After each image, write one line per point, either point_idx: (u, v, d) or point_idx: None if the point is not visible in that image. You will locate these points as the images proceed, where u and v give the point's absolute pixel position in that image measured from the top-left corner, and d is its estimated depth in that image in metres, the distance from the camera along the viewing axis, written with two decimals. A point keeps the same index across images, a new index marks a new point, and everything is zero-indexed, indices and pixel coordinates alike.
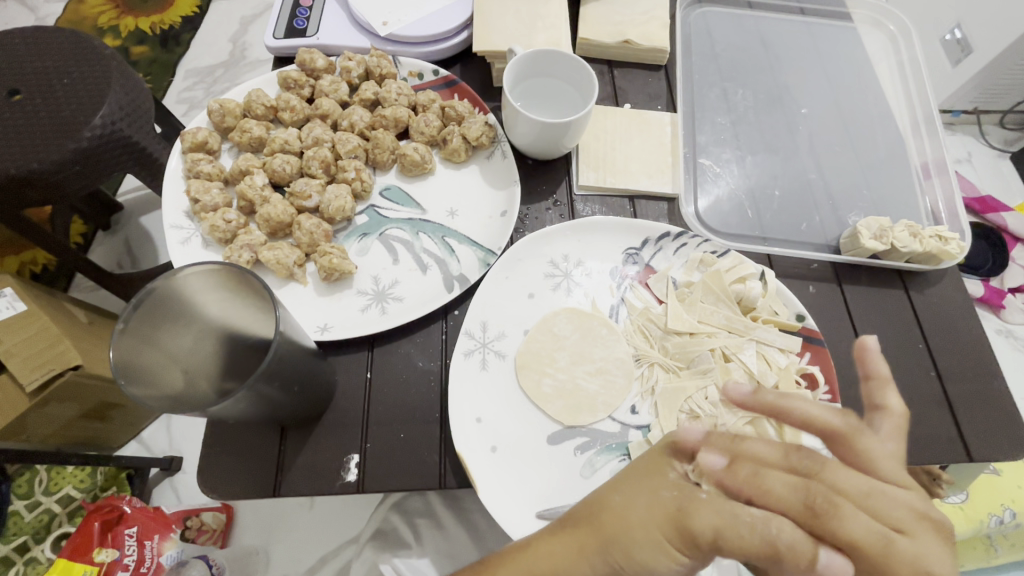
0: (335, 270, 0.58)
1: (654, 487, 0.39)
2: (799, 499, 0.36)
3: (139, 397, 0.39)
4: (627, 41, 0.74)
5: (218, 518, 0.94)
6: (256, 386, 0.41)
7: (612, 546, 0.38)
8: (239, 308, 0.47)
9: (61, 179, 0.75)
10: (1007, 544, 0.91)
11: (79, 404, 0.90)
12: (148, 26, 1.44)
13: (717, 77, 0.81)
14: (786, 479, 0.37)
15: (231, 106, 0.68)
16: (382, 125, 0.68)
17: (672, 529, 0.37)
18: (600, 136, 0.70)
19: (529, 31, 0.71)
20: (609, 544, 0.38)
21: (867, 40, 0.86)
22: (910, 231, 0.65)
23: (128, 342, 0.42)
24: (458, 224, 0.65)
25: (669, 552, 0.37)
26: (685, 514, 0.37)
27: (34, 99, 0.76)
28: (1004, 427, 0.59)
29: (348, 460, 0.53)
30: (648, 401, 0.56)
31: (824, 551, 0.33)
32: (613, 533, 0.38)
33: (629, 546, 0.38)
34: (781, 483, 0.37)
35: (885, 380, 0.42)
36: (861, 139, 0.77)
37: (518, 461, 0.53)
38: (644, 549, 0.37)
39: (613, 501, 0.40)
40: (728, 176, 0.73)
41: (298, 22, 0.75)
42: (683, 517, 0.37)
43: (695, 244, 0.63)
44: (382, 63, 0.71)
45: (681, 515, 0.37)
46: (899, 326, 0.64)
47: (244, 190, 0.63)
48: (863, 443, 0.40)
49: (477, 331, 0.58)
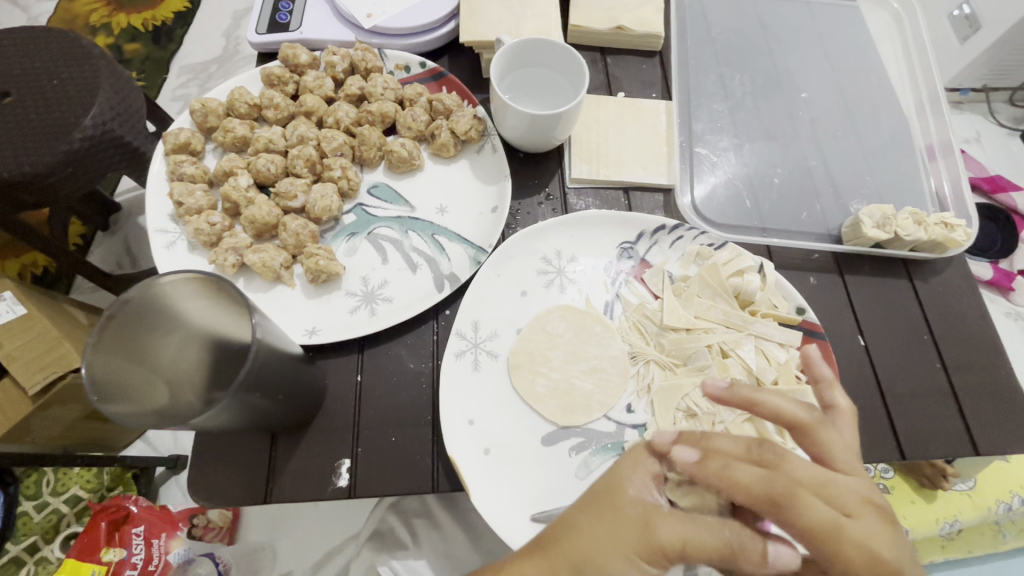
0: (322, 272, 0.57)
1: (616, 519, 0.38)
2: (761, 492, 0.36)
3: (117, 414, 0.38)
4: (619, 27, 0.72)
5: (225, 516, 0.92)
6: (238, 395, 0.39)
7: (584, 566, 0.38)
8: (221, 315, 0.45)
9: (53, 183, 0.74)
10: (1015, 529, 0.90)
11: (82, 407, 0.90)
12: (140, 22, 1.42)
13: (714, 62, 0.78)
14: (751, 471, 0.37)
15: (213, 105, 0.66)
16: (368, 121, 0.66)
17: (638, 538, 0.37)
18: (593, 126, 0.68)
19: (518, 20, 0.69)
20: (583, 563, 0.38)
21: (870, 19, 0.83)
22: (915, 218, 0.63)
23: (105, 358, 0.41)
24: (448, 221, 0.64)
25: (641, 566, 0.37)
26: (647, 521, 0.37)
27: (24, 101, 0.74)
28: (1012, 417, 0.58)
29: (339, 465, 0.52)
30: (644, 399, 0.55)
31: (772, 543, 0.35)
32: (583, 551, 0.38)
33: (599, 559, 0.38)
34: (747, 475, 0.37)
35: (832, 382, 0.46)
36: (864, 123, 0.75)
37: (511, 463, 0.52)
38: (613, 566, 0.37)
39: (581, 523, 0.39)
40: (725, 165, 0.71)
41: (281, 17, 0.73)
42: (651, 528, 0.37)
43: (691, 237, 0.61)
44: (367, 56, 0.69)
45: (647, 528, 0.37)
46: (902, 317, 0.62)
47: (228, 191, 0.61)
48: (823, 434, 0.40)
49: (468, 331, 0.56)
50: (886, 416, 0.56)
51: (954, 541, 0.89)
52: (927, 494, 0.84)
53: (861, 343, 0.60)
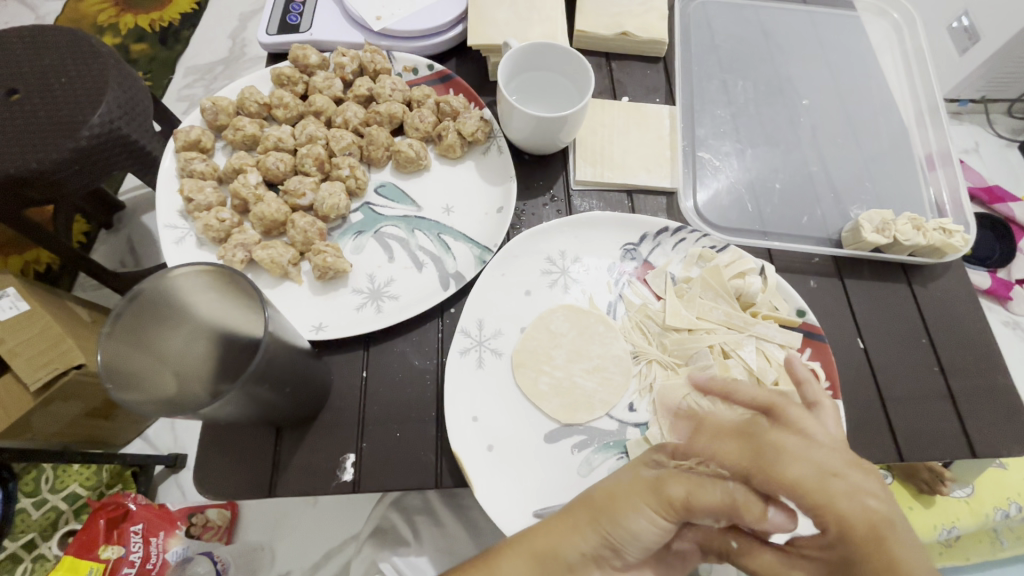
0: (330, 269, 0.58)
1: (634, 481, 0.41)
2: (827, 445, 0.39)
3: (130, 401, 0.39)
4: (624, 32, 0.73)
5: (223, 515, 0.93)
6: (248, 386, 0.40)
7: (602, 517, 0.40)
8: (231, 308, 0.46)
9: (60, 179, 0.75)
10: (1012, 536, 0.90)
11: (84, 403, 0.90)
12: (147, 23, 1.43)
13: (717, 69, 0.79)
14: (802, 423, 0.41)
15: (223, 104, 0.67)
16: (376, 122, 0.67)
17: (651, 493, 0.40)
18: (598, 129, 0.69)
19: (524, 25, 0.70)
20: (602, 517, 0.41)
21: (870, 29, 0.84)
22: (914, 223, 0.64)
23: (117, 346, 0.42)
24: (454, 221, 0.64)
25: (652, 517, 0.39)
26: (659, 482, 0.40)
27: (33, 99, 0.75)
28: (1009, 421, 0.58)
29: (345, 459, 0.52)
30: (646, 399, 0.56)
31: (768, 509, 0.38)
32: (603, 505, 0.41)
33: (615, 513, 0.40)
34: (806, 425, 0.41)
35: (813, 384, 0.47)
36: (864, 131, 0.76)
37: (513, 460, 0.52)
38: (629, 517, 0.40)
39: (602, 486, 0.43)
40: (727, 170, 0.72)
41: (291, 18, 0.74)
42: (662, 486, 0.40)
43: (694, 239, 0.62)
44: (376, 58, 0.70)
45: (658, 485, 0.40)
46: (902, 321, 0.63)
47: (237, 188, 0.62)
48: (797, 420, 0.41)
49: (473, 330, 0.57)
50: (885, 419, 0.57)
51: (952, 548, 0.89)
52: (925, 500, 0.85)
53: (860, 346, 0.61)
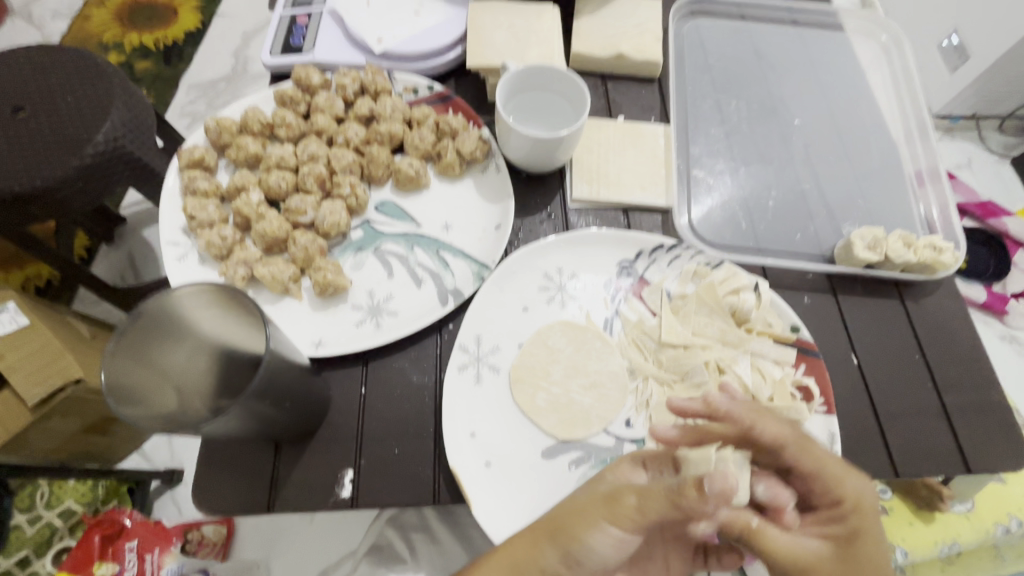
0: (330, 286, 0.59)
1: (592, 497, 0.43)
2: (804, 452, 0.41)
3: (133, 417, 0.40)
4: (619, 54, 0.75)
5: (219, 531, 0.89)
6: (249, 403, 0.41)
7: (562, 535, 0.42)
8: (234, 326, 0.47)
9: (63, 196, 0.76)
10: (1014, 552, 0.90)
11: (82, 419, 0.90)
12: (152, 41, 1.46)
13: (710, 89, 0.81)
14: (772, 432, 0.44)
15: (227, 124, 0.69)
16: (376, 141, 0.69)
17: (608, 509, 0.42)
18: (594, 148, 0.70)
19: (521, 47, 0.71)
20: (558, 533, 0.42)
21: (860, 50, 0.86)
22: (905, 240, 0.65)
23: (121, 362, 0.42)
24: (452, 238, 0.65)
25: (608, 532, 0.42)
26: (614, 496, 0.42)
27: (39, 117, 0.76)
28: (1003, 437, 0.59)
29: (343, 476, 0.53)
30: (643, 414, 0.56)
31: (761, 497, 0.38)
32: (560, 523, 0.43)
33: (571, 528, 0.42)
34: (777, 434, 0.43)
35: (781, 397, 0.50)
36: (855, 149, 0.77)
37: (510, 476, 0.53)
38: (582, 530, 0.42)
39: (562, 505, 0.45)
40: (720, 187, 0.73)
41: (294, 40, 0.76)
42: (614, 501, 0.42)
43: (688, 256, 0.63)
44: (377, 79, 0.71)
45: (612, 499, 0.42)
46: (896, 337, 0.63)
47: (240, 206, 0.63)
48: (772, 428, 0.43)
49: (471, 345, 0.58)
50: (879, 434, 0.58)
51: (954, 564, 0.88)
52: (926, 515, 0.85)
53: (854, 361, 0.61)
